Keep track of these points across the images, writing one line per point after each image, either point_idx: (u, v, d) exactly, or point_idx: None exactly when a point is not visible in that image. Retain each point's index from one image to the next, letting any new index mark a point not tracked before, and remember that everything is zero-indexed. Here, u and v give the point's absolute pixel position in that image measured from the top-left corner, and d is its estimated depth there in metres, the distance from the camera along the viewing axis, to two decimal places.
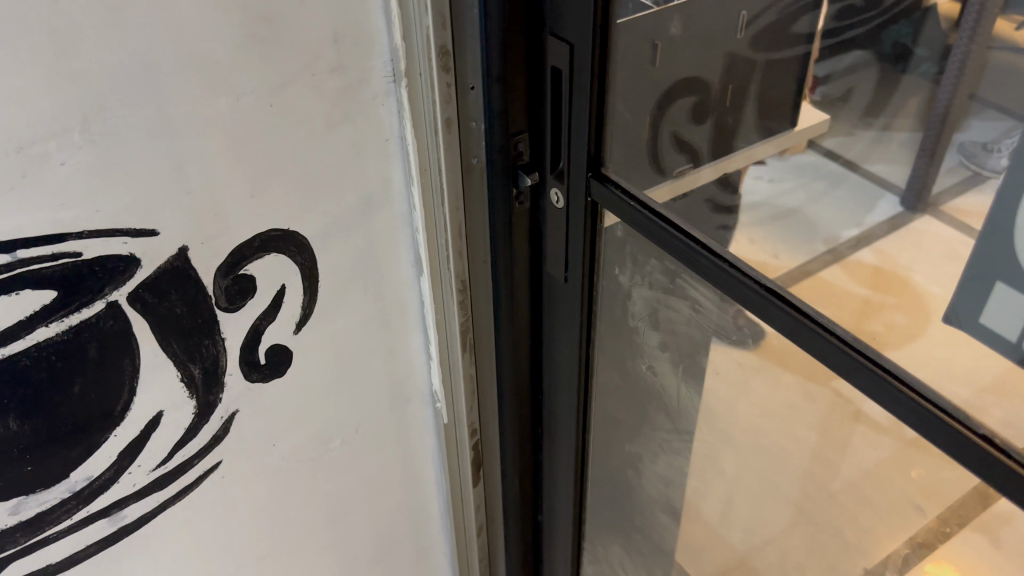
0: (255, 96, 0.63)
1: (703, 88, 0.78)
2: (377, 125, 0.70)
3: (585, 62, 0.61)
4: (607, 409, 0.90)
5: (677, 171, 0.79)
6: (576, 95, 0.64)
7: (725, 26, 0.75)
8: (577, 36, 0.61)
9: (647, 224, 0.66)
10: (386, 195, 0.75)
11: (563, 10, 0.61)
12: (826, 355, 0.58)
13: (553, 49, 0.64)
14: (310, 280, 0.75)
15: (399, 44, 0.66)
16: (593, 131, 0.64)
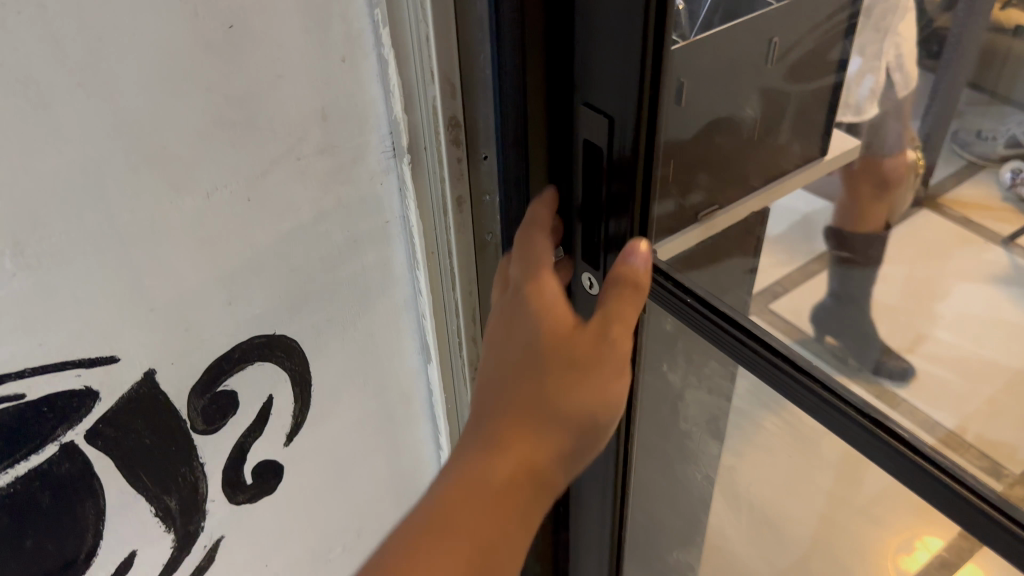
0: (229, 190, 0.51)
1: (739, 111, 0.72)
2: (375, 207, 0.60)
3: (628, 140, 0.50)
4: (646, 512, 0.81)
5: (705, 214, 0.66)
6: (618, 170, 0.52)
7: (761, 54, 0.62)
8: (617, 109, 0.49)
9: (704, 327, 0.57)
10: (388, 284, 0.65)
11: (599, 83, 0.49)
12: (942, 500, 0.45)
13: (587, 122, 0.52)
14: (302, 386, 0.64)
15: (399, 117, 0.55)
16: (635, 211, 0.54)
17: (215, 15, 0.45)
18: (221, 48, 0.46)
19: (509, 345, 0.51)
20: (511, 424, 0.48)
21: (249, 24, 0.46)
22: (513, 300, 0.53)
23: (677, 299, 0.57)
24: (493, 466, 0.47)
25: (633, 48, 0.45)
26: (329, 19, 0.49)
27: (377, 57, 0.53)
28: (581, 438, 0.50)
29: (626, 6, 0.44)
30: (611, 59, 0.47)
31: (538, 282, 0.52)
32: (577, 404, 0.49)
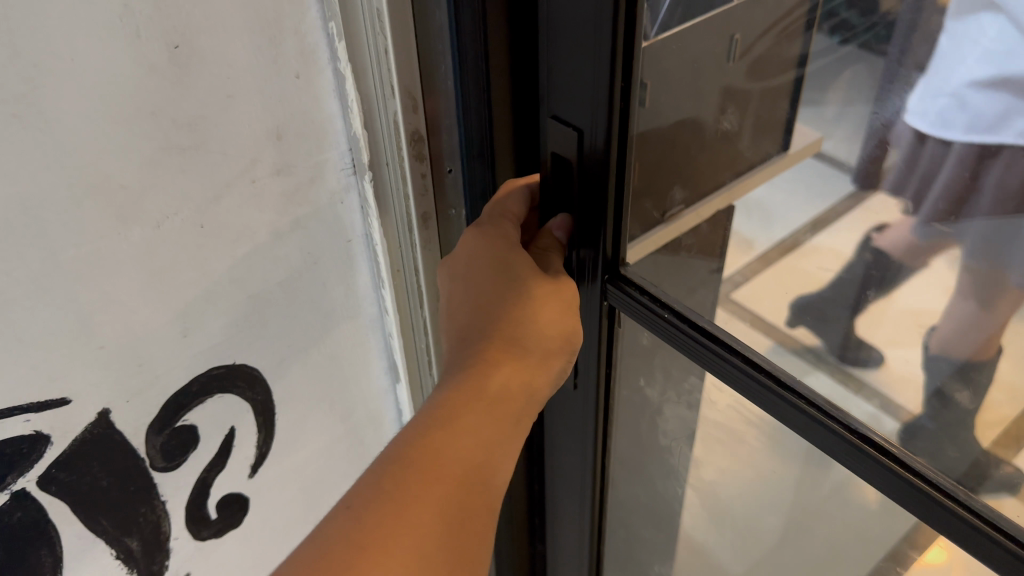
0: (181, 217, 0.49)
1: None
2: (336, 226, 0.57)
3: (599, 156, 0.46)
4: (624, 521, 0.80)
5: (669, 213, 0.55)
6: (587, 185, 0.48)
7: (714, 52, 0.49)
8: (587, 122, 0.46)
9: (659, 326, 0.52)
10: (353, 306, 0.62)
11: (566, 93, 0.46)
12: (931, 517, 0.41)
13: (555, 135, 0.49)
14: (265, 414, 0.61)
15: (359, 133, 0.53)
16: (608, 234, 0.50)
17: (157, 35, 0.42)
18: (167, 71, 0.44)
19: (475, 270, 0.50)
20: (495, 345, 0.49)
21: (194, 43, 0.44)
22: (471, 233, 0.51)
23: (633, 302, 0.52)
24: (485, 381, 0.47)
25: (602, 56, 0.42)
26: (281, 35, 0.47)
27: (332, 71, 0.51)
28: (553, 363, 0.51)
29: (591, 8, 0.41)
30: (578, 67, 0.44)
31: (501, 219, 0.51)
32: (544, 330, 0.50)
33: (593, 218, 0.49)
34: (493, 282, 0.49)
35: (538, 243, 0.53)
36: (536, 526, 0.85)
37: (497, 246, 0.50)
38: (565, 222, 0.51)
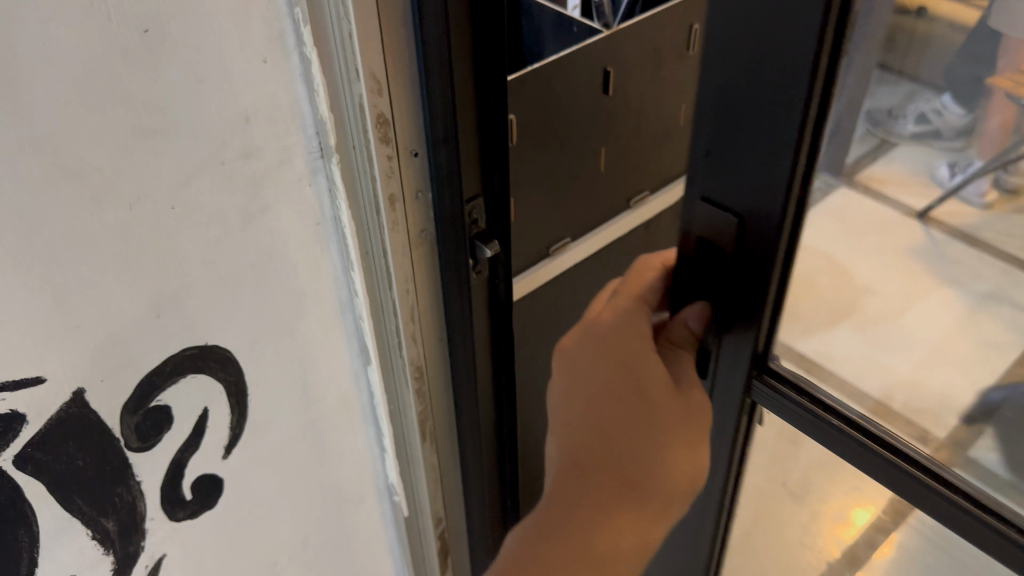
0: (152, 200, 0.50)
1: (640, 44, 0.79)
2: (305, 210, 0.58)
3: (767, 235, 0.44)
4: None
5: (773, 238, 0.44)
6: (750, 261, 0.46)
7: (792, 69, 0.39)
8: (753, 207, 0.44)
9: (817, 427, 0.48)
10: (326, 290, 0.64)
11: (726, 171, 0.45)
12: (922, 501, 0.44)
13: (709, 212, 0.46)
14: (237, 395, 0.62)
15: (326, 115, 0.55)
16: (763, 319, 0.47)
17: (128, 20, 0.44)
18: (138, 55, 0.45)
19: (592, 365, 0.51)
20: (614, 480, 0.48)
21: (164, 28, 0.46)
22: (594, 315, 0.53)
23: (783, 400, 0.49)
24: (595, 528, 0.48)
25: (785, 129, 0.40)
26: (250, 21, 0.49)
27: (299, 56, 0.52)
28: (677, 504, 0.49)
29: (777, 78, 0.40)
30: (748, 144, 0.43)
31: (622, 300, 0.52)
32: (669, 470, 0.49)
33: (740, 305, 0.48)
34: (612, 383, 0.50)
35: (672, 334, 0.51)
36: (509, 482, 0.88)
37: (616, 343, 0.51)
38: (700, 310, 0.50)
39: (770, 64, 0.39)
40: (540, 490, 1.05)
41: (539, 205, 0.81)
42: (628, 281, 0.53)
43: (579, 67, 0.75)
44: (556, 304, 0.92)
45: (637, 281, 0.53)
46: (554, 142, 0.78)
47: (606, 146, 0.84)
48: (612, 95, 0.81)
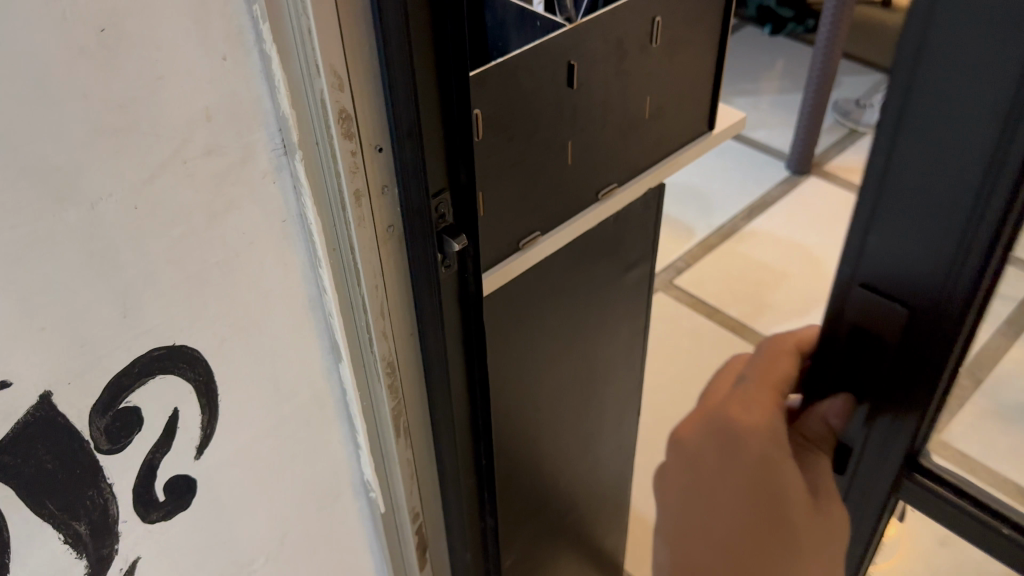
0: (115, 199, 0.50)
1: (603, 36, 0.80)
2: (270, 207, 0.58)
3: (942, 321, 0.49)
4: None
5: None
6: (923, 344, 0.50)
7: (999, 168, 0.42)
8: (928, 297, 0.49)
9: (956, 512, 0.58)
10: (295, 288, 0.63)
11: (900, 263, 0.49)
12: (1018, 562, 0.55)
13: (876, 297, 0.51)
14: (207, 395, 0.62)
15: (288, 113, 0.55)
16: (932, 397, 0.53)
17: (85, 18, 0.44)
18: (96, 53, 0.45)
19: (721, 462, 0.51)
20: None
21: (122, 25, 0.45)
22: (718, 401, 0.54)
23: (935, 493, 0.58)
24: None
25: (981, 225, 0.45)
26: (209, 18, 0.49)
27: (259, 53, 0.52)
28: None
29: (975, 186, 0.44)
30: (930, 239, 0.47)
31: (757, 388, 0.53)
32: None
33: (908, 381, 0.53)
34: (750, 471, 0.50)
35: (811, 422, 0.56)
36: (485, 473, 0.89)
37: (755, 434, 0.51)
38: (844, 401, 0.55)
39: (963, 160, 0.43)
40: (515, 477, 1.06)
41: (508, 197, 0.81)
42: (756, 365, 0.55)
43: (543, 60, 0.76)
44: (528, 297, 0.92)
45: (768, 365, 0.54)
46: (521, 134, 0.78)
47: (573, 138, 0.85)
48: (578, 88, 0.81)
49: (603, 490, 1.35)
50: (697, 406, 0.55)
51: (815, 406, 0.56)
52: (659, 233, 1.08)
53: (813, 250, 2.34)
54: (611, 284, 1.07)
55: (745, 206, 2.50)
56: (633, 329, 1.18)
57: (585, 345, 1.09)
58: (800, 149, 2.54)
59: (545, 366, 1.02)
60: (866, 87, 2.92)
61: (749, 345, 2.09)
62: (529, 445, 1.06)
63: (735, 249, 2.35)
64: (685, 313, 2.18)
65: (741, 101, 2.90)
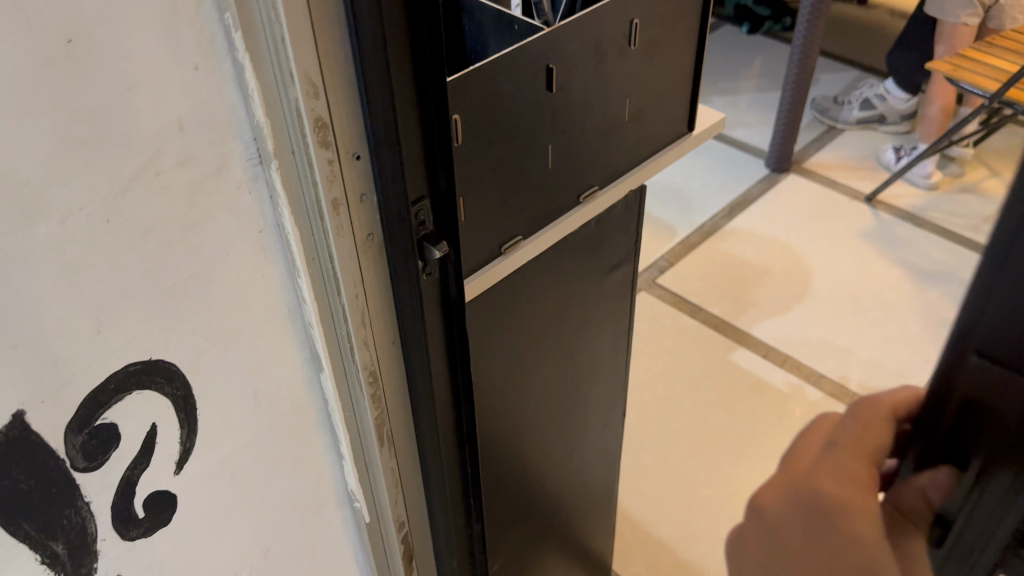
0: (86, 213, 0.49)
1: (581, 39, 0.79)
2: (246, 217, 0.58)
3: None
4: None
5: None
6: None
7: None
8: None
9: None
10: (273, 298, 0.63)
11: None
12: None
13: (976, 382, 0.33)
14: (186, 410, 0.61)
15: (262, 121, 0.54)
16: None
17: (52, 28, 0.43)
18: (63, 64, 0.44)
19: (802, 545, 0.36)
20: None
21: (91, 35, 0.44)
22: (802, 468, 0.39)
23: None
24: None
25: None
26: (178, 28, 0.48)
27: (232, 61, 0.51)
28: None
29: None
30: None
31: (847, 460, 0.38)
32: None
33: None
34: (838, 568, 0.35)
35: (905, 506, 0.37)
36: (471, 481, 0.88)
37: (850, 524, 0.36)
38: (948, 478, 0.36)
39: None
40: (501, 482, 1.05)
41: (489, 203, 0.81)
42: (848, 434, 0.40)
43: (522, 64, 0.75)
44: (510, 302, 0.91)
45: (860, 434, 0.39)
46: (500, 139, 0.77)
47: (552, 142, 0.84)
48: (556, 92, 0.81)
49: (590, 493, 1.35)
50: (777, 471, 0.40)
51: (912, 476, 0.37)
52: (641, 235, 1.08)
53: (794, 247, 2.35)
54: (593, 287, 1.06)
55: (726, 204, 2.50)
56: (617, 331, 1.18)
57: (569, 348, 1.08)
58: (778, 147, 2.56)
59: (528, 371, 1.01)
60: (844, 84, 2.94)
61: (732, 343, 2.09)
62: (514, 450, 1.06)
63: (717, 248, 2.36)
64: (669, 312, 2.18)
65: (720, 100, 2.91)
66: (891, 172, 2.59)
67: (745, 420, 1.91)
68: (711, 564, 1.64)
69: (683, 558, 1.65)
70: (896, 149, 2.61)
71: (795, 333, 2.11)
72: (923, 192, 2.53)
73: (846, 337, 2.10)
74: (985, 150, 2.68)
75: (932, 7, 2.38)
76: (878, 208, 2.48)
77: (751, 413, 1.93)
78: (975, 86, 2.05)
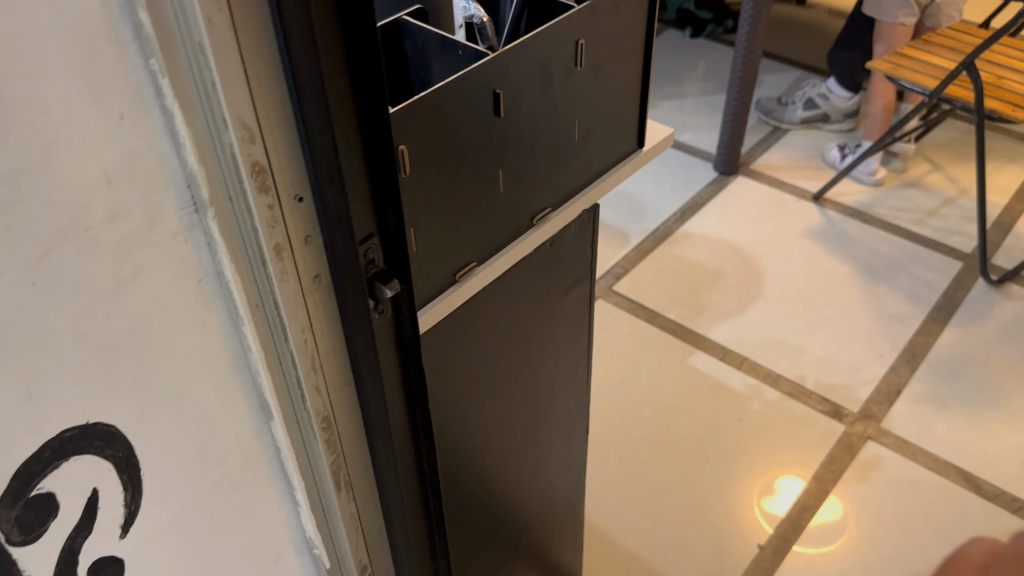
0: (10, 276, 0.46)
1: (526, 63, 0.78)
2: (183, 268, 0.55)
3: None
4: None
5: None
6: None
7: None
8: None
9: None
10: (216, 348, 0.60)
11: None
12: None
13: None
14: (128, 470, 0.58)
15: (195, 169, 0.51)
16: None
17: None
18: None
19: None
20: None
21: (4, 90, 0.41)
22: None
23: None
24: None
25: None
26: (100, 76, 0.45)
27: (160, 108, 0.49)
28: None
29: None
30: None
31: None
32: None
33: None
34: None
35: None
36: (435, 516, 0.85)
37: None
38: None
39: None
40: (465, 510, 1.03)
41: (441, 234, 0.79)
42: None
43: (467, 90, 0.73)
44: (467, 330, 0.89)
45: None
46: (449, 166, 0.75)
47: (503, 166, 0.82)
48: (505, 116, 0.79)
49: (558, 510, 1.33)
50: None
51: None
52: (596, 253, 1.07)
53: (746, 248, 2.37)
54: (551, 307, 1.04)
55: (677, 208, 2.51)
56: (577, 350, 1.17)
57: (529, 371, 1.06)
58: (725, 150, 2.58)
59: (489, 398, 0.99)
60: (786, 85, 2.97)
61: (690, 348, 2.09)
62: (478, 477, 1.04)
63: (670, 252, 2.36)
64: (626, 319, 2.18)
65: (666, 104, 2.92)
66: (836, 171, 2.63)
67: (706, 424, 1.92)
68: (680, 571, 1.64)
69: (653, 567, 1.64)
70: (840, 147, 2.65)
71: (751, 334, 2.12)
72: (869, 189, 2.57)
73: (801, 336, 2.12)
74: (925, 144, 2.74)
75: (868, 8, 2.41)
76: (826, 206, 2.51)
77: (712, 417, 1.93)
78: (913, 85, 2.09)
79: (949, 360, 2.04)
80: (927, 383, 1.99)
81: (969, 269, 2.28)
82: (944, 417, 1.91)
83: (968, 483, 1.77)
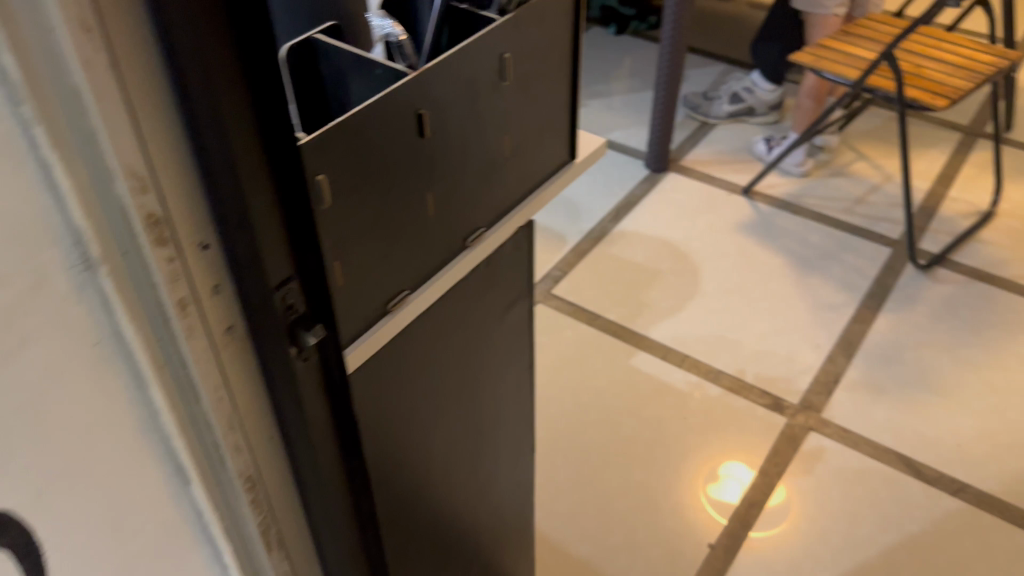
0: None
1: (449, 81, 0.73)
2: (76, 333, 0.49)
3: None
4: None
5: None
6: None
7: None
8: None
9: None
10: (121, 415, 0.54)
11: None
12: None
13: None
14: (26, 554, 0.52)
15: (82, 226, 0.46)
16: None
17: None
18: None
19: None
20: None
21: None
22: None
23: None
24: None
25: None
26: None
27: (37, 163, 0.43)
28: None
29: None
30: None
31: None
32: None
33: None
34: None
35: None
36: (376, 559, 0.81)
37: None
38: None
39: None
40: (411, 545, 0.99)
41: (368, 266, 0.74)
42: None
43: (387, 113, 0.68)
44: (403, 362, 0.85)
45: None
46: (373, 194, 0.70)
47: (431, 190, 0.78)
48: (430, 137, 0.74)
49: (508, 529, 1.30)
50: None
51: None
52: (534, 269, 1.03)
53: (681, 246, 2.36)
54: (490, 329, 1.00)
55: (611, 207, 2.50)
56: (519, 369, 1.13)
57: (470, 396, 1.02)
58: (655, 147, 2.57)
59: (430, 428, 0.94)
60: (712, 79, 2.99)
61: (631, 349, 2.07)
62: (423, 510, 0.99)
63: (606, 252, 2.34)
64: (567, 323, 2.15)
65: (596, 103, 2.91)
66: (765, 163, 2.64)
67: (652, 425, 1.90)
68: None
69: None
70: (766, 140, 2.68)
71: (691, 332, 2.12)
72: (796, 179, 2.59)
73: (740, 331, 2.12)
74: (849, 133, 2.78)
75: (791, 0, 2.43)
76: (756, 198, 2.52)
77: (656, 418, 1.92)
78: (837, 75, 2.10)
79: (883, 347, 2.06)
80: (864, 370, 2.01)
81: (898, 255, 2.32)
82: (882, 403, 1.93)
83: (909, 468, 1.79)
